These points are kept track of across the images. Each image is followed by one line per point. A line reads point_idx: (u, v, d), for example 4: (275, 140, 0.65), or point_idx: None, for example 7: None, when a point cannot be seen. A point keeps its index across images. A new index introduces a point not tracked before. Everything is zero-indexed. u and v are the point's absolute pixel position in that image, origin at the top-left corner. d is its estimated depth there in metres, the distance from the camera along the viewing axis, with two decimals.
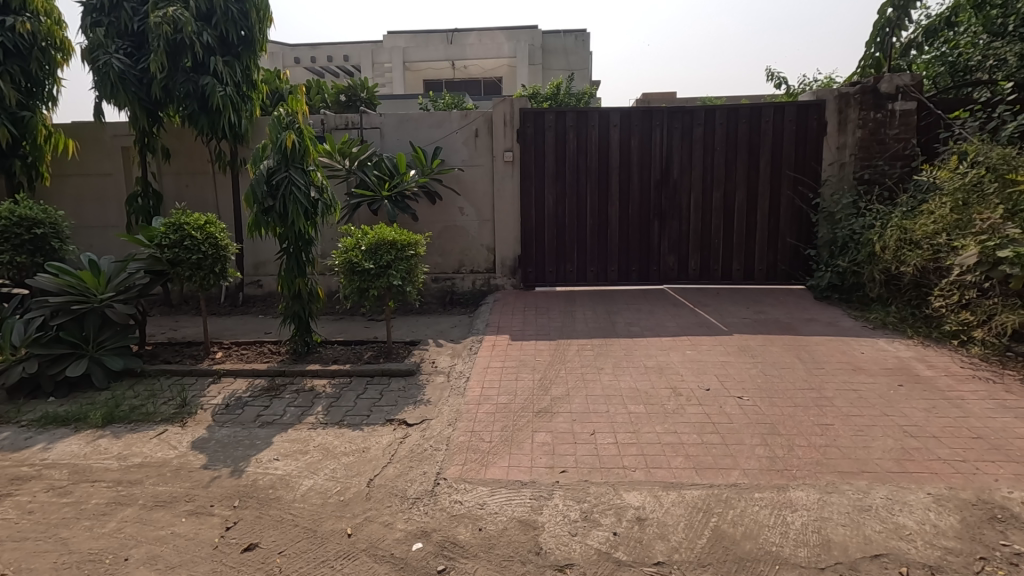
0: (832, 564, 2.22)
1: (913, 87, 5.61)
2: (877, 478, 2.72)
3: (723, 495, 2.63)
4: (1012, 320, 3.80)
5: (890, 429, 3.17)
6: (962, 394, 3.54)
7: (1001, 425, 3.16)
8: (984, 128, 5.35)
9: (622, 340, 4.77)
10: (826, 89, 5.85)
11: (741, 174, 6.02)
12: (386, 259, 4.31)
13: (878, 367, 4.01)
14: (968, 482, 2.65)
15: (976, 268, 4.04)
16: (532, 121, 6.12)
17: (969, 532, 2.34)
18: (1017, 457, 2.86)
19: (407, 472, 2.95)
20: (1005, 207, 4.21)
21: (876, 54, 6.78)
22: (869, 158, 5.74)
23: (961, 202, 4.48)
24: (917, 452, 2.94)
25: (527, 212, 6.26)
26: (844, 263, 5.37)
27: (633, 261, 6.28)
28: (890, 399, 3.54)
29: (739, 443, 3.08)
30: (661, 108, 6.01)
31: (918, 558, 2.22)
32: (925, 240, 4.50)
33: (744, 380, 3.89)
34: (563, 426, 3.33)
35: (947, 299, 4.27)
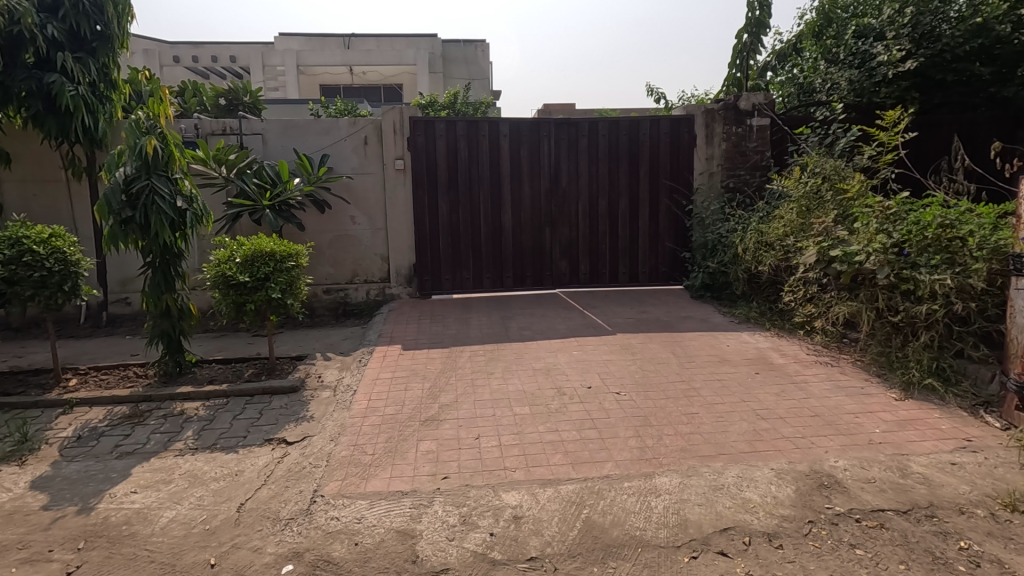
0: (687, 542, 2.41)
1: (767, 105, 6.24)
2: (731, 459, 2.99)
3: (595, 487, 2.77)
4: (843, 311, 4.30)
5: (745, 414, 3.50)
6: (806, 378, 4.00)
7: (835, 403, 3.61)
8: (822, 142, 6.05)
9: (514, 344, 4.88)
10: (695, 105, 6.38)
11: (624, 182, 6.40)
12: (264, 272, 4.11)
13: (739, 358, 4.42)
14: (804, 456, 2.99)
15: (816, 265, 4.50)
16: (422, 129, 6.11)
17: (802, 499, 2.64)
18: (844, 429, 3.27)
19: (282, 492, 2.83)
20: (838, 212, 4.75)
21: (736, 75, 7.61)
22: (734, 169, 6.32)
23: (805, 208, 5.03)
24: (766, 432, 3.27)
25: (420, 220, 6.24)
26: (713, 265, 5.88)
27: (527, 267, 6.46)
28: (747, 386, 3.91)
29: (614, 437, 3.26)
30: (549, 119, 6.24)
31: (759, 528, 2.47)
32: (778, 242, 5.05)
33: (623, 377, 4.13)
34: (449, 433, 3.35)
35: (795, 294, 4.81)
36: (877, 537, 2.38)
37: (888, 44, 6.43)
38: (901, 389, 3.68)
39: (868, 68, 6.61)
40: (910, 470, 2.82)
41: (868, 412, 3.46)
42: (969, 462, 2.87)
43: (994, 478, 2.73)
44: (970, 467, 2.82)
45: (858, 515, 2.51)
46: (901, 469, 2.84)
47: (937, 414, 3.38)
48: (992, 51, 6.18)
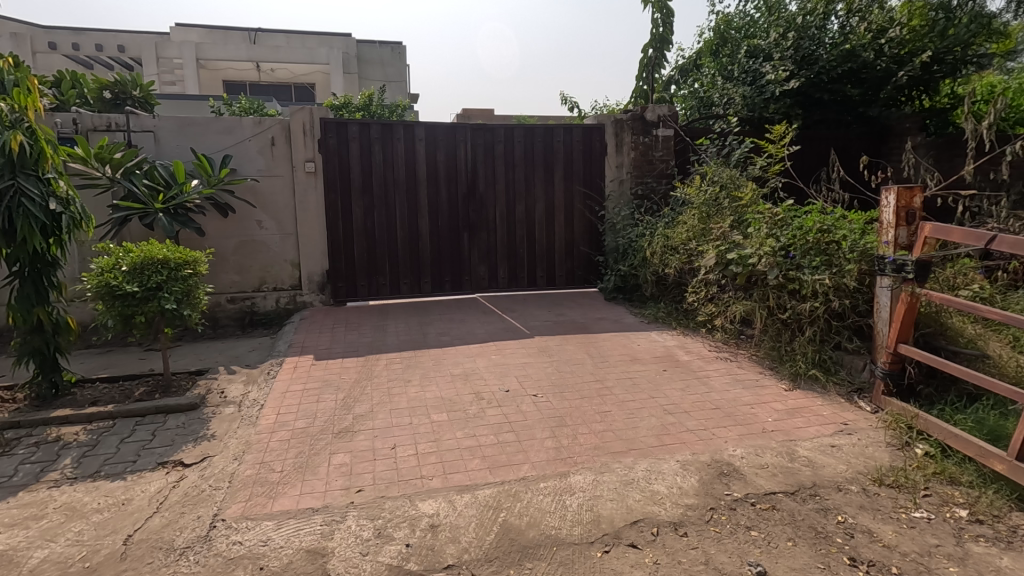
0: (600, 537, 2.48)
1: (671, 117, 6.61)
2: (641, 453, 3.13)
3: (512, 490, 2.80)
4: (739, 310, 4.64)
5: (654, 409, 3.68)
6: (708, 373, 4.27)
7: (733, 395, 3.88)
8: (720, 152, 6.50)
9: (432, 350, 4.83)
10: (605, 115, 6.64)
11: (539, 188, 6.52)
12: (155, 281, 3.78)
13: (649, 356, 4.64)
14: (706, 447, 3.19)
15: (715, 268, 4.84)
16: (334, 131, 5.92)
17: (705, 488, 2.81)
18: (741, 420, 3.52)
19: (177, 519, 2.62)
20: (733, 218, 5.06)
21: (643, 87, 8.05)
22: (642, 177, 6.64)
23: (705, 214, 5.39)
24: (673, 426, 3.45)
25: (333, 225, 6.03)
26: (624, 268, 6.16)
27: (446, 272, 6.41)
28: (656, 383, 4.12)
29: (531, 439, 3.31)
30: (465, 125, 6.25)
31: (666, 518, 2.59)
32: (682, 246, 5.38)
33: (540, 379, 4.20)
34: (364, 444, 3.25)
35: (698, 294, 5.13)
36: (770, 518, 2.58)
37: (775, 64, 7.02)
38: (790, 380, 4.03)
39: (758, 86, 7.20)
40: (797, 454, 3.09)
41: (762, 403, 3.75)
42: (846, 443, 3.19)
43: (866, 457, 3.05)
44: (846, 448, 3.14)
45: (753, 499, 2.71)
46: (790, 454, 3.10)
47: (819, 401, 3.73)
48: (859, 75, 7.00)
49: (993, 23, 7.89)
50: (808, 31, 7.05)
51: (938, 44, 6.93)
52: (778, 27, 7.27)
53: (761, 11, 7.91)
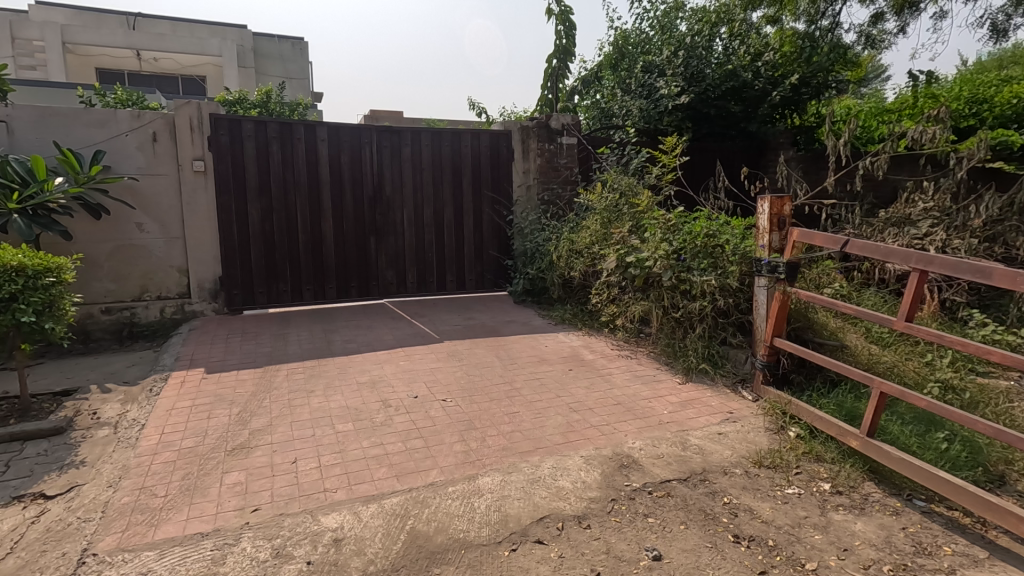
0: (507, 536, 2.52)
1: (574, 126, 6.88)
2: (547, 451, 3.22)
3: (420, 496, 2.77)
4: (637, 310, 4.90)
5: (560, 408, 3.80)
6: (610, 370, 4.49)
7: (633, 391, 4.10)
8: (620, 161, 6.85)
9: (337, 358, 4.66)
10: (511, 121, 6.75)
11: (448, 192, 6.51)
12: (8, 290, 3.33)
13: (556, 357, 4.79)
14: (608, 441, 3.34)
15: (616, 270, 5.09)
16: (225, 129, 5.54)
17: (607, 481, 2.94)
18: (640, 413, 3.73)
19: (37, 559, 2.33)
20: (632, 223, 5.34)
21: (548, 96, 8.37)
22: (547, 182, 6.75)
23: (607, 220, 5.66)
24: (577, 423, 3.58)
25: (227, 229, 5.64)
26: (532, 271, 6.30)
27: (352, 277, 6.21)
28: (563, 382, 4.26)
29: (439, 444, 3.29)
30: (370, 127, 6.09)
31: (571, 513, 2.68)
32: (586, 250, 5.61)
33: (450, 384, 4.19)
34: (261, 461, 3.07)
35: (601, 296, 5.37)
36: (665, 505, 2.75)
37: (667, 80, 7.54)
38: (683, 373, 4.34)
39: (653, 99, 7.64)
40: (689, 443, 3.32)
41: (658, 396, 3.99)
42: (731, 430, 3.48)
43: (748, 441, 3.34)
44: (731, 435, 3.42)
45: (650, 488, 2.88)
46: (683, 443, 3.32)
47: (708, 393, 4.04)
48: (741, 93, 7.67)
49: (848, 52, 9.00)
50: (696, 50, 7.68)
51: (805, 70, 7.79)
52: (670, 46, 7.86)
53: (655, 30, 8.56)
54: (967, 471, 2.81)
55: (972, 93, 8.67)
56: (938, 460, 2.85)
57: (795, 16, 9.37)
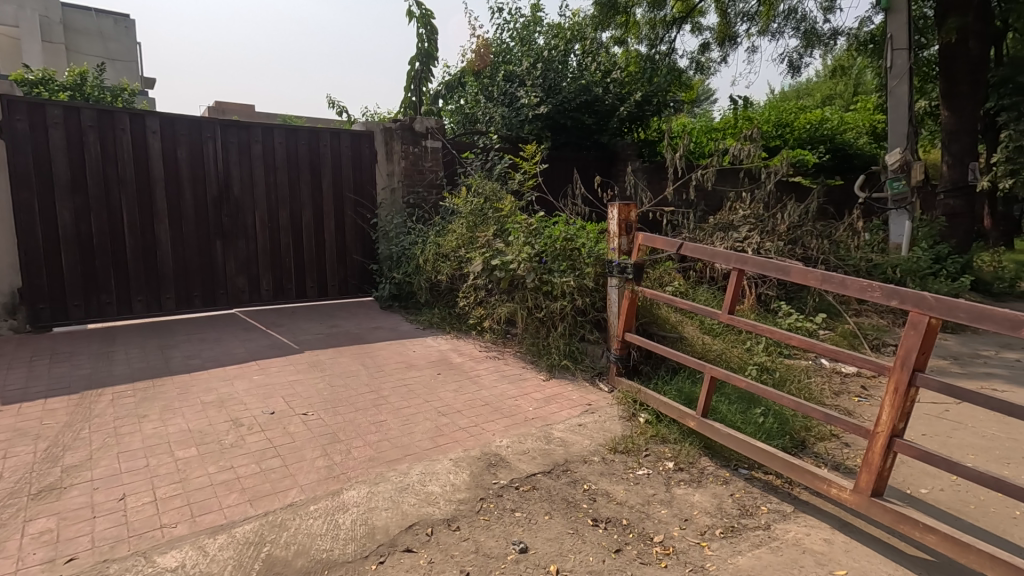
0: (374, 549, 2.44)
1: (438, 130, 6.87)
2: (415, 458, 3.18)
3: (277, 520, 2.57)
4: (502, 313, 5.04)
5: (428, 413, 3.77)
6: (479, 371, 4.56)
7: (500, 391, 4.20)
8: (484, 166, 6.99)
9: (176, 377, 4.16)
10: (374, 122, 6.55)
11: (305, 193, 6.13)
12: None
13: (424, 361, 4.75)
14: (477, 442, 3.39)
15: (482, 274, 5.17)
16: (24, 113, 4.68)
17: (475, 481, 2.98)
18: (507, 412, 3.84)
19: None
20: (496, 227, 5.48)
21: (412, 98, 8.32)
22: (412, 186, 6.73)
23: (472, 224, 5.74)
24: (446, 427, 3.58)
25: (28, 232, 4.77)
26: (398, 275, 6.18)
27: (194, 285, 5.60)
28: (431, 387, 4.23)
29: (299, 461, 3.09)
30: (212, 120, 5.53)
31: (440, 517, 2.68)
32: (452, 253, 5.64)
33: (311, 396, 3.95)
34: (78, 501, 2.64)
35: (468, 299, 5.43)
36: (530, 498, 2.86)
37: (527, 90, 8.01)
38: (546, 371, 4.55)
39: (515, 108, 8.12)
40: (552, 436, 3.49)
41: (524, 394, 4.14)
42: (589, 421, 3.72)
43: (604, 430, 3.59)
44: (590, 425, 3.66)
45: (516, 483, 2.97)
46: (547, 437, 3.48)
47: (569, 388, 4.29)
48: (593, 107, 8.25)
49: (681, 76, 10.16)
50: (552, 64, 8.17)
51: (647, 89, 8.60)
52: (529, 58, 8.28)
53: (515, 41, 8.92)
54: (778, 440, 3.30)
55: (777, 118, 10.29)
56: (756, 432, 3.31)
57: (638, 40, 10.44)
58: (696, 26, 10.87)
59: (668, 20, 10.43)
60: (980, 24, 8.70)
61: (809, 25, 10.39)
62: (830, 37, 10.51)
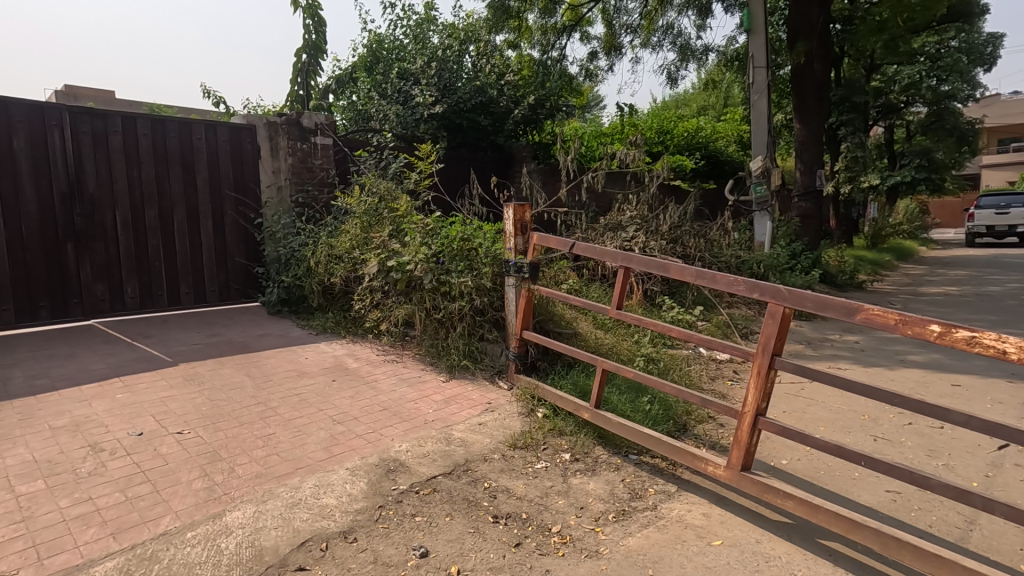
0: (263, 572, 2.29)
1: (328, 126, 6.58)
2: (308, 470, 3.02)
3: (147, 552, 2.33)
4: (400, 315, 4.93)
5: (322, 422, 3.59)
6: (376, 376, 4.42)
7: (399, 394, 4.11)
8: (378, 165, 6.79)
9: (17, 401, 3.61)
10: (255, 115, 6.12)
11: (177, 190, 5.58)
12: None
13: (317, 368, 4.52)
14: (374, 448, 3.29)
15: (379, 275, 5.02)
16: None
17: (373, 489, 2.89)
18: (406, 416, 3.76)
19: None
20: (392, 227, 5.35)
21: (299, 92, 7.91)
22: (301, 184, 6.38)
23: (367, 224, 5.57)
24: (342, 435, 3.44)
25: None
26: (287, 279, 5.82)
27: (39, 294, 4.90)
28: (325, 395, 4.04)
29: (173, 485, 2.81)
30: (58, 106, 4.87)
31: (336, 529, 2.57)
32: (346, 254, 5.43)
33: (187, 413, 3.61)
34: None
35: (364, 302, 5.25)
36: (431, 501, 2.83)
37: (422, 89, 7.90)
38: (447, 372, 4.53)
39: (410, 107, 7.95)
40: (453, 437, 3.48)
41: (424, 396, 4.09)
42: (489, 419, 3.76)
43: (504, 427, 3.65)
44: (490, 423, 3.69)
45: (416, 487, 2.93)
46: (447, 438, 3.46)
47: (469, 388, 4.30)
48: (489, 109, 8.33)
49: (572, 82, 10.57)
50: (447, 64, 8.15)
51: (540, 93, 8.85)
52: (423, 57, 8.19)
53: (408, 38, 8.81)
54: (663, 425, 3.55)
55: (660, 126, 11.04)
56: (644, 419, 3.54)
57: (530, 44, 10.70)
58: (585, 34, 11.37)
59: (559, 27, 10.82)
60: (822, 48, 9.96)
61: (684, 40, 11.26)
62: (702, 52, 11.46)
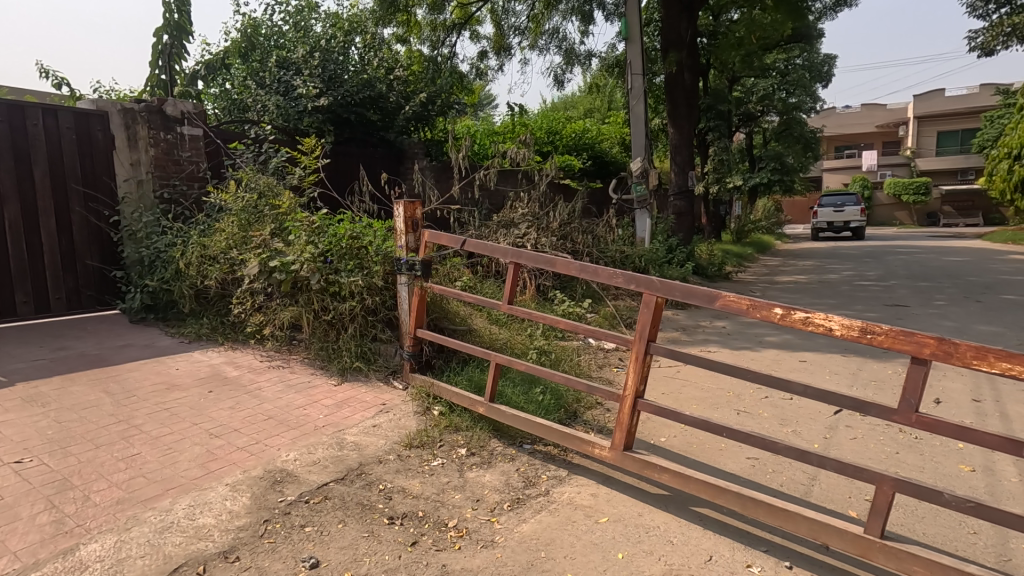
0: None
1: (197, 116, 6.02)
2: (181, 490, 2.77)
3: None
4: (285, 317, 4.66)
5: (197, 437, 3.31)
6: (260, 384, 4.15)
7: (286, 401, 3.90)
8: (257, 159, 6.34)
9: None
10: (107, 100, 5.45)
11: (7, 184, 4.83)
12: None
13: (191, 379, 4.15)
14: (258, 460, 3.09)
15: (260, 277, 4.70)
16: None
17: (257, 503, 2.72)
18: (294, 423, 3.58)
19: None
20: (273, 225, 5.03)
21: (161, 76, 7.18)
22: (166, 178, 5.78)
23: (245, 222, 5.19)
24: (220, 449, 3.19)
25: None
26: (153, 282, 5.27)
27: None
28: (201, 407, 3.72)
29: (12, 522, 2.45)
30: None
31: (215, 550, 2.39)
32: (222, 255, 5.04)
33: (28, 439, 3.15)
34: None
35: (243, 305, 4.90)
36: (322, 509, 2.72)
37: (304, 80, 7.43)
38: (338, 375, 4.37)
39: (292, 98, 7.43)
40: (345, 441, 3.36)
41: (313, 402, 3.91)
42: (384, 420, 3.68)
43: (399, 428, 3.60)
44: (385, 424, 3.62)
45: (306, 496, 2.80)
46: (339, 443, 3.34)
47: (363, 390, 4.18)
48: (378, 103, 8.11)
49: (463, 80, 10.61)
50: (331, 55, 7.82)
51: (430, 90, 8.77)
52: (305, 46, 7.79)
53: (288, 25, 8.34)
54: (554, 414, 3.71)
55: (549, 126, 11.42)
56: (537, 409, 3.66)
57: (419, 40, 10.58)
58: (474, 33, 11.44)
59: (448, 25, 10.79)
60: (690, 60, 10.87)
61: (569, 45, 11.72)
62: (586, 57, 12.01)
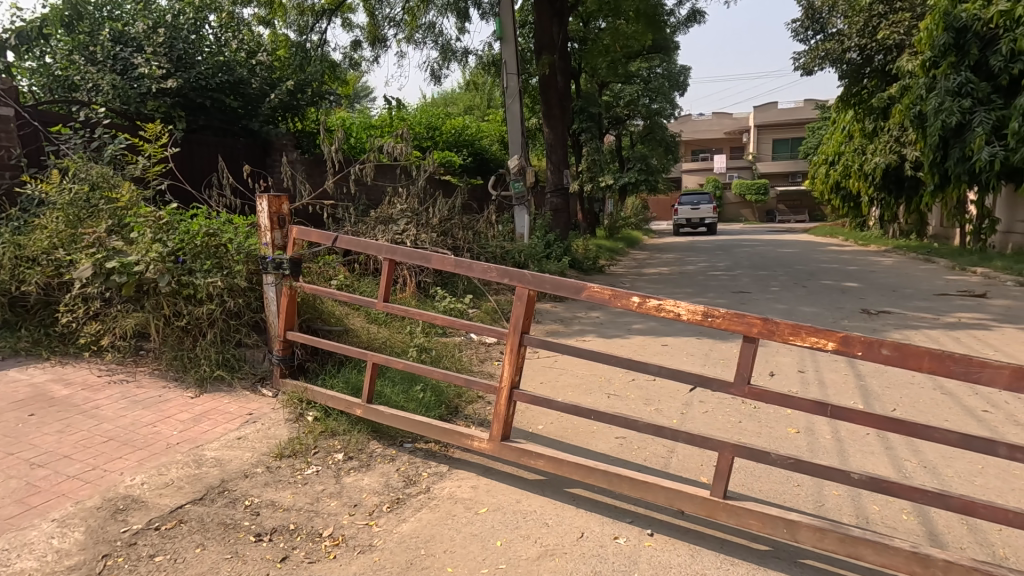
0: None
1: (5, 93, 5.14)
2: None
3: None
4: (129, 325, 4.14)
5: (13, 469, 2.83)
6: (98, 402, 3.64)
7: (131, 419, 3.47)
8: (89, 145, 5.53)
9: None
10: None
11: None
12: None
13: (5, 403, 3.54)
14: (95, 488, 2.72)
15: (94, 280, 4.13)
16: None
17: (93, 536, 2.40)
18: (141, 443, 3.19)
19: None
20: (111, 221, 4.43)
21: None
22: None
23: (74, 217, 4.50)
24: (44, 480, 2.76)
25: None
26: None
27: None
28: (19, 434, 3.19)
29: None
30: None
31: None
32: (44, 256, 4.35)
33: None
34: None
35: (74, 313, 4.27)
36: (176, 534, 2.46)
37: (147, 58, 6.65)
38: (196, 386, 3.97)
39: (131, 77, 6.63)
40: (204, 458, 3.07)
41: (165, 417, 3.52)
42: (250, 431, 3.42)
43: (268, 438, 3.36)
44: (251, 436, 3.36)
45: (155, 523, 2.51)
46: (196, 461, 3.04)
47: (226, 400, 3.85)
48: (238, 89, 7.46)
49: (335, 69, 10.12)
50: (179, 32, 7.06)
51: (299, 77, 8.25)
52: (146, 20, 6.94)
53: None
54: (435, 410, 3.69)
55: (429, 121, 11.29)
56: (417, 407, 3.62)
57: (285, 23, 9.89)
58: (347, 21, 10.94)
59: (317, 9, 10.19)
60: (563, 63, 11.34)
61: (445, 40, 11.66)
62: (463, 53, 12.03)
